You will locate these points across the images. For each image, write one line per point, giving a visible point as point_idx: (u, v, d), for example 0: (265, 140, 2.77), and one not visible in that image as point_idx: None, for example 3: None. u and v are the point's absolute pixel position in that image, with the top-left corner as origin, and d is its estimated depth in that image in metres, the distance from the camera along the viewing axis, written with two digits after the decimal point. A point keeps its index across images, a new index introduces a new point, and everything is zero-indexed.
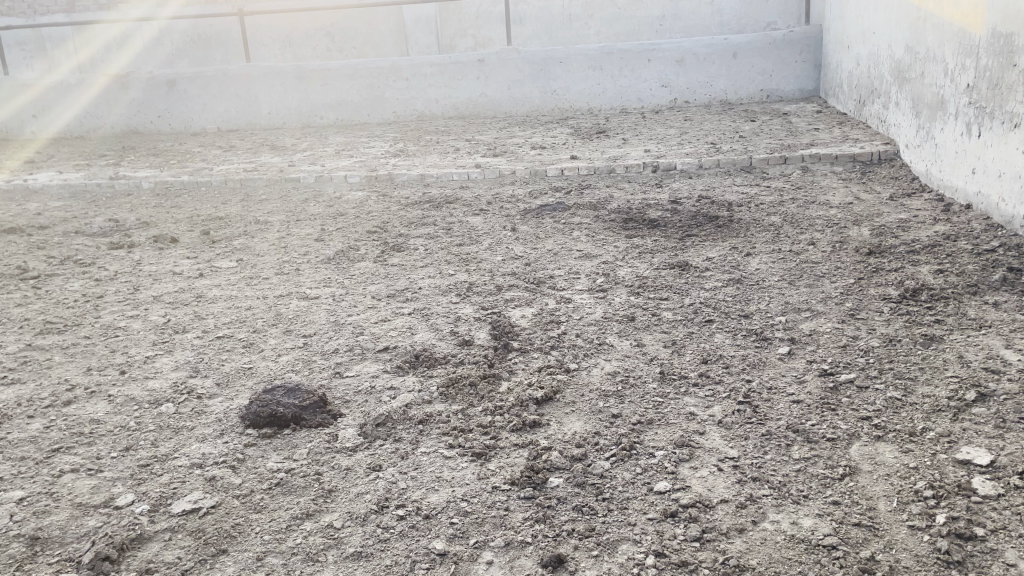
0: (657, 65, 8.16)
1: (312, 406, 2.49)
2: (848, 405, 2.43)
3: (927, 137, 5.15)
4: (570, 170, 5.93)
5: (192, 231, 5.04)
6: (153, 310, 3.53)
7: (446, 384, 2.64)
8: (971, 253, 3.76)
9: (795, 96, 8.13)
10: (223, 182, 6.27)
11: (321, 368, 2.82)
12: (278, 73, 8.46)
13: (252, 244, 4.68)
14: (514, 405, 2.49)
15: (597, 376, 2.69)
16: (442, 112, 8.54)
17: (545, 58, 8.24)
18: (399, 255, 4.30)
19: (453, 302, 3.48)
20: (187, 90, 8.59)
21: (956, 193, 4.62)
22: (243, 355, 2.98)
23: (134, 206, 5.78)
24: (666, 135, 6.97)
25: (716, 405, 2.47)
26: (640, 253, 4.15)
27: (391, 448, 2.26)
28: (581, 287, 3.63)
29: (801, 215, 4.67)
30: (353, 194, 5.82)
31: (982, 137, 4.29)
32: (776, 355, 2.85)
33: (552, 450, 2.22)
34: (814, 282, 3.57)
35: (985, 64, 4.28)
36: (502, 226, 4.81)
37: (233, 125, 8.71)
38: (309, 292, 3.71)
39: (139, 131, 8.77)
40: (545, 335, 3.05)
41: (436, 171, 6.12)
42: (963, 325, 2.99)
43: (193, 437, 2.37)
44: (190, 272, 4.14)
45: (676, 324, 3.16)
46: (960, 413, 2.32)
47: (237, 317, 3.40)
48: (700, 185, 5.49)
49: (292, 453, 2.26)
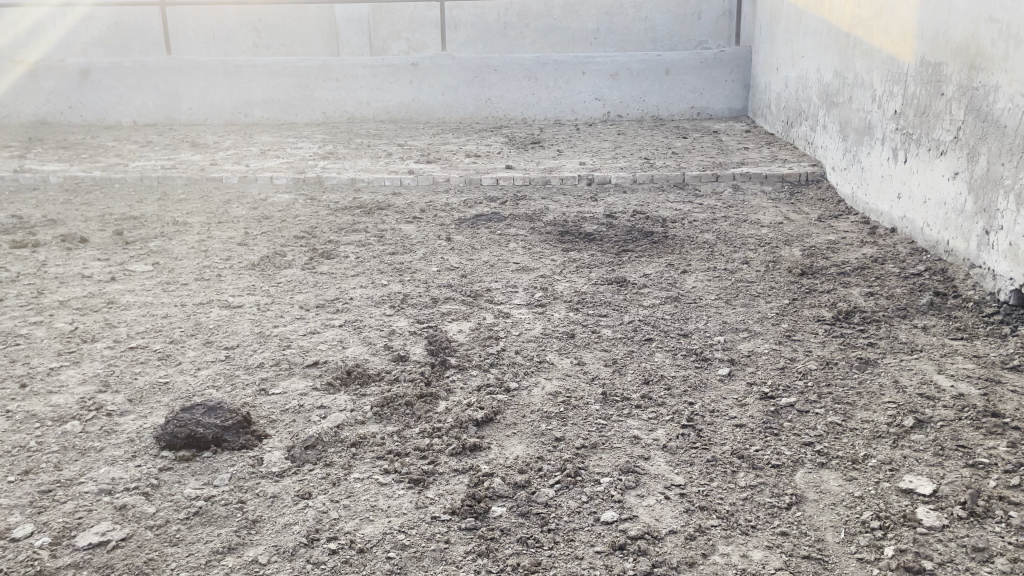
0: (591, 78, 8.18)
1: (234, 426, 2.32)
2: (791, 430, 2.41)
3: (853, 161, 5.27)
4: (505, 180, 5.85)
5: (104, 231, 4.74)
6: (60, 316, 3.27)
7: (380, 403, 2.51)
8: (899, 276, 3.84)
9: (724, 114, 8.27)
10: (139, 180, 5.95)
11: (244, 384, 2.64)
12: (203, 68, 8.14)
13: (170, 247, 4.43)
14: (452, 427, 2.37)
15: (538, 397, 2.60)
16: (374, 114, 8.35)
17: (479, 66, 8.17)
18: (329, 263, 4.13)
19: (387, 314, 3.34)
20: (103, 81, 8.16)
21: (881, 217, 4.74)
22: (158, 369, 2.77)
23: (40, 202, 5.41)
24: (600, 148, 6.97)
25: (660, 429, 2.41)
26: (578, 267, 4.10)
27: (321, 473, 2.12)
28: (519, 301, 3.54)
29: (734, 233, 4.70)
30: (279, 197, 5.59)
31: (909, 163, 4.40)
32: (716, 376, 2.81)
33: (494, 477, 2.11)
34: (750, 302, 3.58)
35: (913, 91, 4.40)
36: (436, 235, 4.68)
37: (151, 120, 8.32)
38: (232, 300, 3.51)
39: (48, 122, 8.27)
40: (483, 352, 2.95)
41: (368, 176, 5.95)
42: (896, 349, 3.03)
43: (102, 460, 2.16)
44: (102, 275, 3.87)
45: (616, 342, 3.10)
46: (900, 440, 2.33)
47: (153, 326, 3.18)
48: (635, 199, 5.49)
49: (212, 479, 2.09)
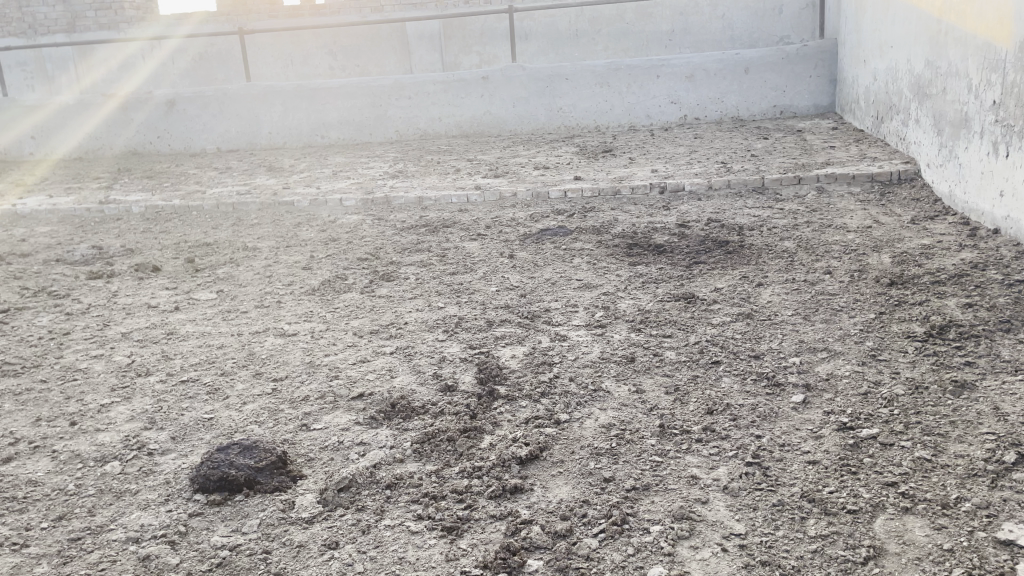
0: (666, 82, 7.92)
1: (268, 467, 2.24)
2: (871, 467, 2.15)
3: (949, 156, 4.85)
4: (574, 193, 5.68)
5: (176, 259, 4.82)
6: (120, 349, 3.30)
7: (421, 439, 2.38)
8: (1002, 284, 3.47)
9: (810, 111, 7.84)
10: (214, 207, 6.06)
11: (287, 419, 2.57)
12: (280, 93, 8.30)
13: (237, 273, 4.46)
14: (494, 466, 2.23)
15: (590, 430, 2.43)
16: (445, 130, 8.32)
17: (550, 75, 8.02)
18: (388, 285, 4.06)
19: (440, 340, 3.22)
20: (187, 110, 8.43)
21: (982, 216, 4.34)
22: (205, 404, 2.73)
23: (121, 231, 5.59)
24: (674, 154, 6.71)
25: (722, 466, 2.19)
26: (644, 282, 3.89)
27: (351, 520, 2.01)
28: (578, 322, 3.37)
29: (817, 240, 4.39)
30: (347, 218, 5.59)
31: (1011, 156, 4.00)
32: (789, 404, 2.56)
33: (533, 524, 1.96)
34: (831, 317, 3.30)
35: (1013, 79, 4.01)
36: (500, 253, 4.56)
37: (233, 146, 8.55)
38: (287, 328, 3.47)
39: (138, 152, 8.60)
40: (535, 379, 2.79)
41: (435, 194, 5.89)
42: (997, 369, 2.71)
43: (135, 504, 2.14)
44: (167, 305, 3.91)
45: (680, 366, 2.89)
46: (1000, 479, 2.05)
47: (206, 357, 3.16)
48: (710, 207, 5.22)
49: (240, 525, 2.02)
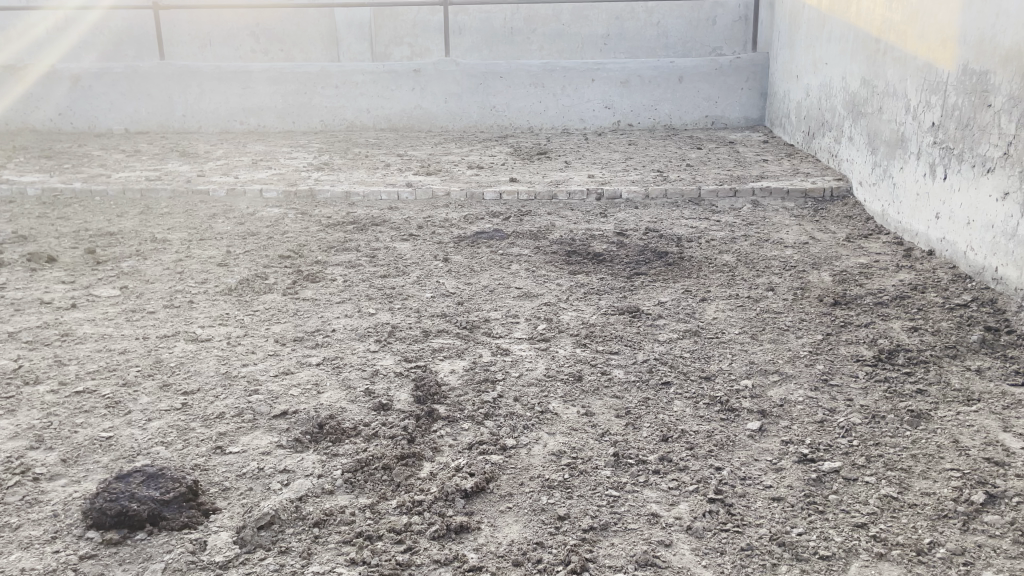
0: (600, 86, 7.82)
1: (176, 500, 1.96)
2: (838, 505, 2.03)
3: (883, 175, 4.88)
4: (509, 195, 5.50)
5: (75, 249, 4.39)
6: (5, 352, 2.93)
7: (353, 468, 2.14)
8: (944, 307, 3.46)
9: (740, 123, 7.88)
10: (120, 194, 5.59)
11: (198, 441, 2.27)
12: (197, 74, 7.82)
13: (143, 267, 4.08)
14: (437, 500, 2.01)
15: (538, 457, 2.23)
16: (374, 123, 8.00)
17: (485, 72, 7.81)
18: (313, 287, 3.77)
19: (371, 351, 2.97)
20: (93, 87, 7.83)
21: (916, 237, 4.36)
22: (102, 420, 2.40)
23: (13, 215, 5.08)
24: (609, 160, 6.60)
25: (683, 502, 2.04)
26: (586, 293, 3.72)
27: (273, 565, 1.76)
28: (520, 335, 3.17)
29: (756, 255, 4.33)
30: (267, 212, 5.24)
31: (949, 180, 4.03)
32: (745, 432, 2.43)
33: (482, 573, 1.76)
34: (778, 337, 3.21)
35: (953, 102, 4.03)
36: (433, 256, 4.32)
37: (142, 128, 8.00)
38: (200, 332, 3.15)
39: (38, 130, 7.96)
40: (477, 399, 2.58)
41: (363, 189, 5.60)
42: (949, 398, 2.65)
43: (15, 543, 1.83)
44: (62, 301, 3.51)
45: (629, 387, 2.72)
46: (970, 522, 1.96)
47: (107, 364, 2.82)
48: (647, 216, 5.11)
49: (142, 570, 1.74)
